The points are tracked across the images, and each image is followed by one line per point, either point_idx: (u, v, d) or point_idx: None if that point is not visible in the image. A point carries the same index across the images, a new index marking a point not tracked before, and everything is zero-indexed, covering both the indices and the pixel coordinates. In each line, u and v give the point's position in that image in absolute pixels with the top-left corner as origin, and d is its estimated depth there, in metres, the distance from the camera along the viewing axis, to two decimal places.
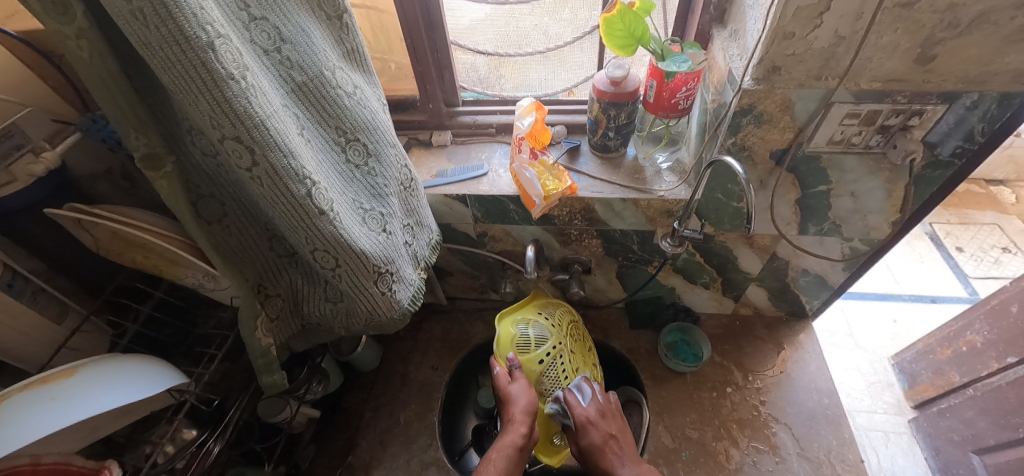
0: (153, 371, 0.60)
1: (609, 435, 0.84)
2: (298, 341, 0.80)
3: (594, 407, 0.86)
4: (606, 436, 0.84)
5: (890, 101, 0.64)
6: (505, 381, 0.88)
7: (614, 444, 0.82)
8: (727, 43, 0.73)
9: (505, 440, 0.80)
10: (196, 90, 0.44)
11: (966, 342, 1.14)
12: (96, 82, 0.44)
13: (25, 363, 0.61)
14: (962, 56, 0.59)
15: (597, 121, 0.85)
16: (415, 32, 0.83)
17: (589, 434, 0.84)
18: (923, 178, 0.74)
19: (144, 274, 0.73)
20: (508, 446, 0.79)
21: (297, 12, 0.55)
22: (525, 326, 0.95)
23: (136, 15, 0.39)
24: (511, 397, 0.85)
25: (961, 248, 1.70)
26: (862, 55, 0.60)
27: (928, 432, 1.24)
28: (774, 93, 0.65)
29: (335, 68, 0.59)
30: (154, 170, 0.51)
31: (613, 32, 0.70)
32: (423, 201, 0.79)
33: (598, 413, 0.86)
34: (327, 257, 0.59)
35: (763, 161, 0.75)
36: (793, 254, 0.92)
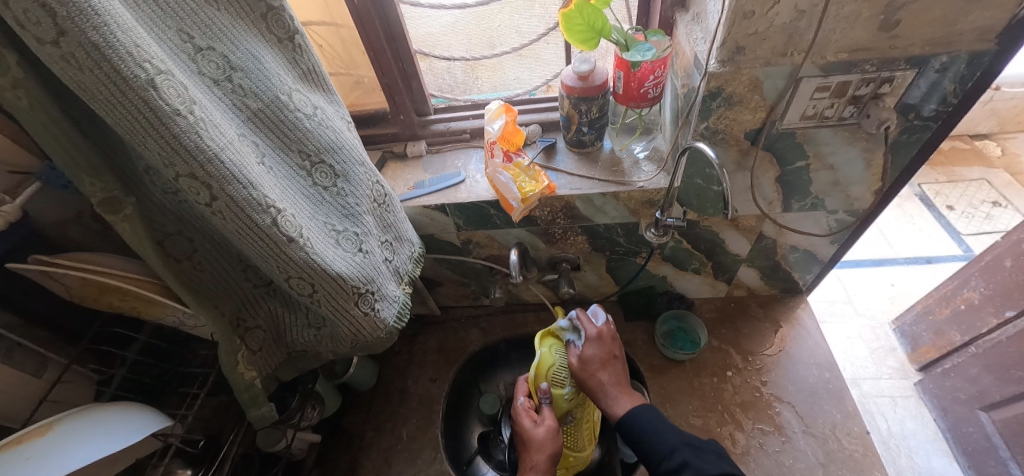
0: (134, 420, 0.60)
1: (609, 354, 0.83)
2: (286, 370, 0.79)
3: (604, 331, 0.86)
4: (608, 355, 0.83)
5: (858, 71, 0.63)
6: (530, 423, 0.84)
7: (614, 394, 0.79)
8: (691, 27, 0.72)
9: None
10: (141, 129, 0.42)
11: (963, 299, 1.14)
12: (39, 131, 0.42)
13: (9, 421, 0.60)
14: (925, 18, 0.58)
15: (569, 117, 0.83)
16: (377, 44, 0.82)
17: (592, 347, 0.83)
18: (900, 144, 0.73)
19: (123, 317, 0.72)
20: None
21: (246, 37, 0.54)
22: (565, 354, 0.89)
23: (70, 60, 0.38)
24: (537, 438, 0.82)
25: (951, 206, 1.69)
26: (826, 27, 0.59)
27: (934, 393, 1.24)
28: (741, 73, 0.64)
29: (292, 90, 0.58)
30: (114, 214, 0.49)
31: (573, 27, 0.69)
32: (400, 216, 0.78)
33: (607, 334, 0.86)
34: (302, 283, 0.58)
35: (738, 142, 0.74)
36: (779, 232, 0.92)
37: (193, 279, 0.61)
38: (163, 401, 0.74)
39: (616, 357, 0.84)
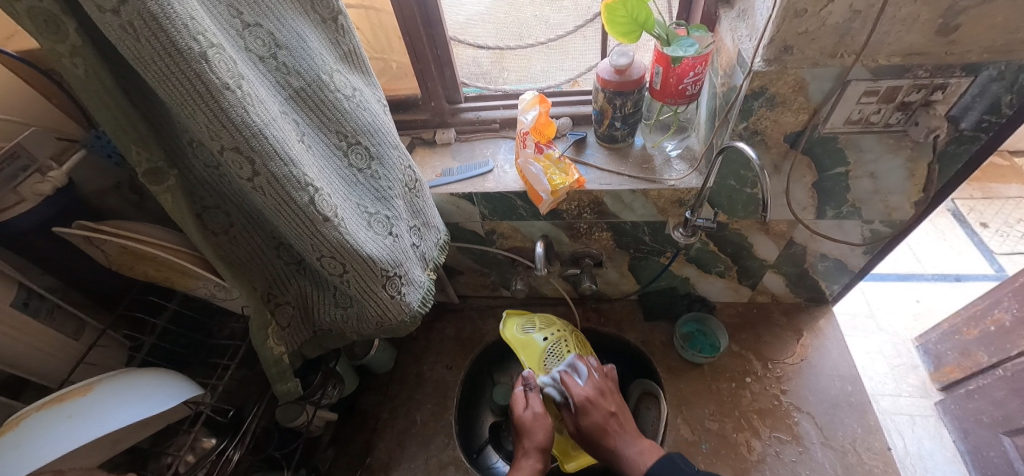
0: (169, 385, 0.62)
1: (605, 410, 0.87)
2: (310, 347, 0.80)
3: (592, 385, 0.89)
4: (604, 414, 0.86)
5: (910, 76, 0.61)
6: (521, 407, 0.90)
7: (631, 450, 0.83)
8: (736, 23, 0.70)
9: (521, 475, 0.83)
10: (191, 101, 0.43)
11: (994, 320, 1.10)
12: (93, 98, 0.43)
13: (47, 379, 0.62)
14: (987, 23, 0.55)
15: (603, 111, 0.83)
16: (414, 29, 0.82)
17: (587, 417, 0.87)
18: (946, 154, 0.71)
19: (157, 286, 0.73)
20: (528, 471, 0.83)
21: (292, 15, 0.54)
22: (529, 323, 0.99)
23: (127, 29, 0.39)
24: (526, 419, 0.88)
25: (986, 224, 1.64)
26: (880, 29, 0.57)
27: (956, 415, 1.21)
28: (786, 73, 0.62)
29: (332, 71, 0.58)
30: (158, 184, 0.50)
31: (616, 18, 0.68)
32: (429, 202, 0.78)
33: (596, 393, 0.89)
34: (333, 263, 0.59)
35: (776, 144, 0.73)
36: (810, 239, 0.90)
37: (228, 253, 0.62)
38: (190, 370, 0.76)
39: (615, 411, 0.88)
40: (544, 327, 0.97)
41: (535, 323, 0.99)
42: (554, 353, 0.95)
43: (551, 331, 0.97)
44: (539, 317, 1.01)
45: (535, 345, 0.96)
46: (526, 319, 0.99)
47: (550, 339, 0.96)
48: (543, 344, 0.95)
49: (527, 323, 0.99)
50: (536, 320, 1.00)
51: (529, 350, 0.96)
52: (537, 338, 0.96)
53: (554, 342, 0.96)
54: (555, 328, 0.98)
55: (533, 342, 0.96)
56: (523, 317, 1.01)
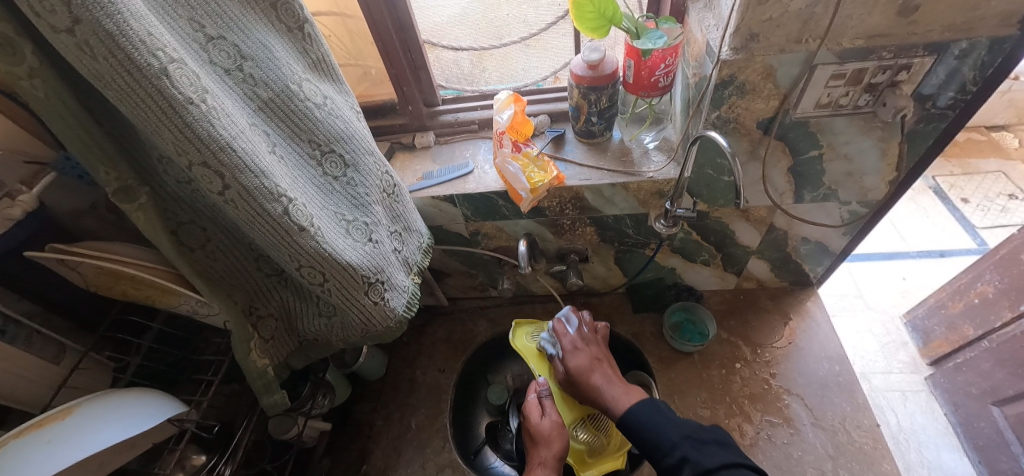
0: (150, 404, 0.61)
1: (591, 358, 0.86)
2: (297, 358, 0.80)
3: (581, 335, 0.90)
4: (591, 360, 0.86)
5: (875, 58, 0.62)
6: (537, 416, 0.91)
7: (614, 392, 0.80)
8: (703, 14, 0.71)
9: None
10: (155, 117, 0.43)
11: (977, 293, 1.12)
12: (55, 119, 0.43)
13: (29, 406, 0.61)
14: (945, 2, 0.56)
15: (578, 107, 0.83)
16: (385, 34, 0.82)
17: (574, 358, 0.86)
18: (917, 133, 0.72)
19: (138, 306, 0.72)
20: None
21: (257, 26, 0.54)
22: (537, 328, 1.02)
23: (84, 48, 0.38)
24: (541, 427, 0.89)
25: (966, 199, 1.67)
26: (842, 12, 0.58)
27: (946, 388, 1.23)
28: (754, 61, 0.63)
29: (302, 80, 0.58)
30: (129, 203, 0.50)
31: (584, 14, 0.68)
32: (409, 206, 0.78)
33: (582, 339, 0.89)
34: (313, 273, 0.59)
35: (750, 131, 0.73)
36: (791, 223, 0.91)
37: (206, 268, 0.62)
38: (177, 388, 0.76)
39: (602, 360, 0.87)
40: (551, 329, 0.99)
41: (537, 330, 1.00)
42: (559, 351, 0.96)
43: None
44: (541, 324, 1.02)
45: (540, 350, 0.97)
46: (532, 324, 1.02)
47: None
48: (547, 348, 0.96)
49: (529, 332, 1.00)
50: (538, 327, 1.01)
51: (535, 358, 0.96)
52: (542, 345, 0.97)
53: None
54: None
55: (538, 349, 0.97)
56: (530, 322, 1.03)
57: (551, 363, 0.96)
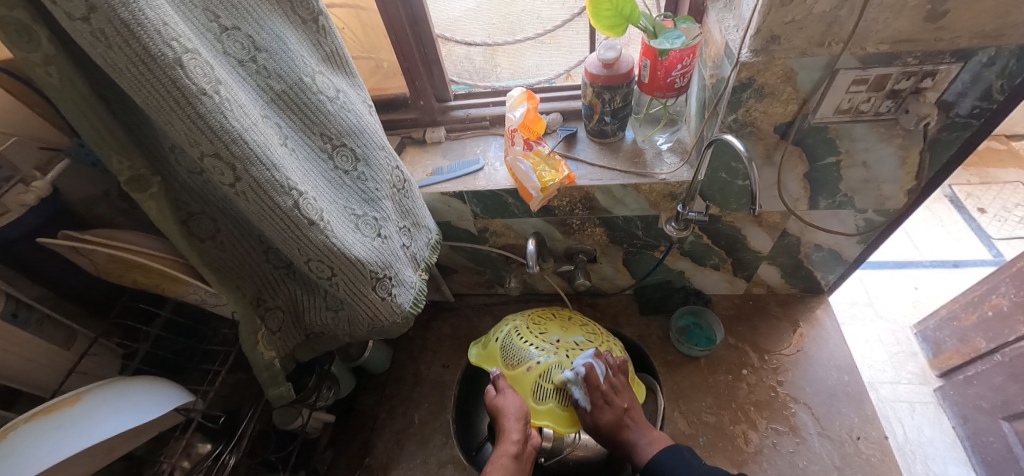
0: (158, 393, 0.61)
1: (625, 410, 0.85)
2: (303, 351, 0.80)
3: (611, 383, 0.86)
4: (622, 414, 0.85)
5: (899, 63, 0.60)
6: (493, 394, 0.89)
7: (643, 440, 0.85)
8: (723, 14, 0.70)
9: (500, 450, 0.83)
10: (168, 108, 0.42)
11: (992, 306, 1.10)
12: (69, 107, 0.43)
13: (39, 389, 0.62)
14: (975, 8, 0.54)
15: (592, 106, 0.82)
16: (399, 27, 0.81)
17: (605, 414, 0.84)
18: (938, 141, 0.70)
19: (148, 293, 0.73)
20: (503, 456, 0.82)
21: (272, 17, 0.54)
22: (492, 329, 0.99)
23: (99, 37, 0.38)
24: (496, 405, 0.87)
25: (984, 209, 1.63)
26: (867, 16, 0.56)
27: (956, 401, 1.21)
28: (774, 64, 0.62)
29: (315, 72, 0.58)
30: (141, 192, 0.50)
31: (601, 12, 0.67)
32: (419, 202, 0.78)
33: (615, 384, 0.87)
34: (321, 267, 0.59)
35: (767, 135, 0.72)
36: (804, 230, 0.89)
37: (216, 259, 0.62)
38: (184, 376, 0.76)
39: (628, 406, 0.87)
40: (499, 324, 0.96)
41: (492, 328, 0.98)
42: (507, 342, 0.92)
43: (505, 325, 0.95)
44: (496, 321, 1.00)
45: (494, 345, 0.94)
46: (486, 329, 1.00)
47: (501, 334, 0.94)
48: (498, 341, 0.93)
49: (485, 336, 0.99)
50: (494, 325, 0.99)
51: (490, 355, 0.95)
52: (493, 340, 0.95)
53: (506, 333, 0.94)
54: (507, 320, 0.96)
55: (492, 345, 0.95)
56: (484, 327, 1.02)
57: (504, 353, 0.92)
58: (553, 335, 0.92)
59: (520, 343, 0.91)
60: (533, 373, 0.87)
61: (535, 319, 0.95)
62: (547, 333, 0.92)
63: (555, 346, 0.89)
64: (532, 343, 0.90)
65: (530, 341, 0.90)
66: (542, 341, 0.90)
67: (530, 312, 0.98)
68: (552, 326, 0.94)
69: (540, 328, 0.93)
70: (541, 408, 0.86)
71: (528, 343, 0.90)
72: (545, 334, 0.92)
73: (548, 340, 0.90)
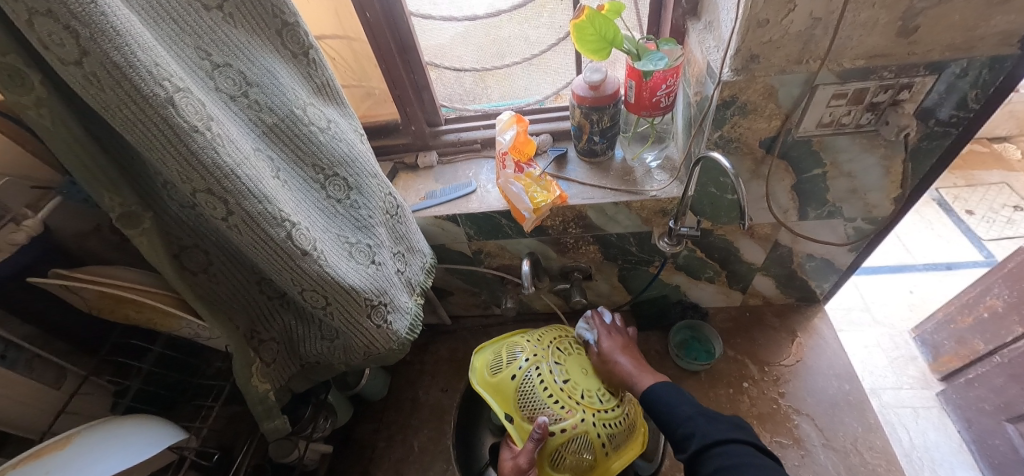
0: (150, 431, 0.60)
1: (625, 344, 0.89)
2: (299, 382, 0.79)
3: (613, 324, 0.94)
4: (623, 344, 0.90)
5: (876, 78, 0.62)
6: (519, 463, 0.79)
7: (634, 367, 0.84)
8: (703, 35, 0.72)
9: None
10: (159, 145, 0.43)
11: (986, 307, 1.11)
12: (60, 147, 0.43)
13: (28, 431, 0.60)
14: (945, 23, 0.57)
15: (580, 127, 0.83)
16: (388, 56, 0.83)
17: (608, 339, 0.90)
18: (920, 150, 0.72)
19: (140, 329, 0.72)
20: None
21: (262, 53, 0.55)
22: (507, 351, 0.92)
23: (91, 79, 0.39)
24: (511, 466, 0.79)
25: (971, 211, 1.66)
26: (842, 34, 0.58)
27: (958, 404, 1.21)
28: (755, 82, 0.63)
29: (306, 104, 0.58)
30: (133, 228, 0.50)
31: (585, 37, 0.69)
32: (412, 227, 0.78)
33: (618, 328, 0.94)
34: (315, 296, 0.58)
35: (753, 150, 0.73)
36: (795, 241, 0.90)
37: (208, 291, 0.61)
38: (178, 411, 0.75)
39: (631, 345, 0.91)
40: (519, 357, 0.88)
41: (506, 358, 0.90)
42: (528, 387, 0.85)
43: (525, 358, 0.88)
44: (508, 346, 0.92)
45: (508, 385, 0.87)
46: (498, 353, 0.93)
47: (520, 374, 0.86)
48: (515, 381, 0.86)
49: (496, 361, 0.92)
50: (507, 351, 0.92)
51: (504, 394, 0.87)
52: (508, 374, 0.88)
53: (525, 377, 0.86)
54: (526, 355, 0.88)
55: (506, 382, 0.87)
56: (498, 347, 0.94)
57: (520, 401, 0.85)
58: (574, 386, 0.85)
59: (545, 400, 0.83)
60: (557, 439, 0.81)
61: (556, 356, 0.89)
62: (570, 384, 0.85)
63: (579, 404, 0.83)
64: (554, 398, 0.83)
65: (558, 398, 0.83)
66: (563, 396, 0.83)
67: (551, 347, 0.90)
68: (574, 373, 0.88)
69: (562, 375, 0.86)
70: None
71: (554, 403, 0.82)
72: (569, 387, 0.84)
73: (572, 396, 0.84)
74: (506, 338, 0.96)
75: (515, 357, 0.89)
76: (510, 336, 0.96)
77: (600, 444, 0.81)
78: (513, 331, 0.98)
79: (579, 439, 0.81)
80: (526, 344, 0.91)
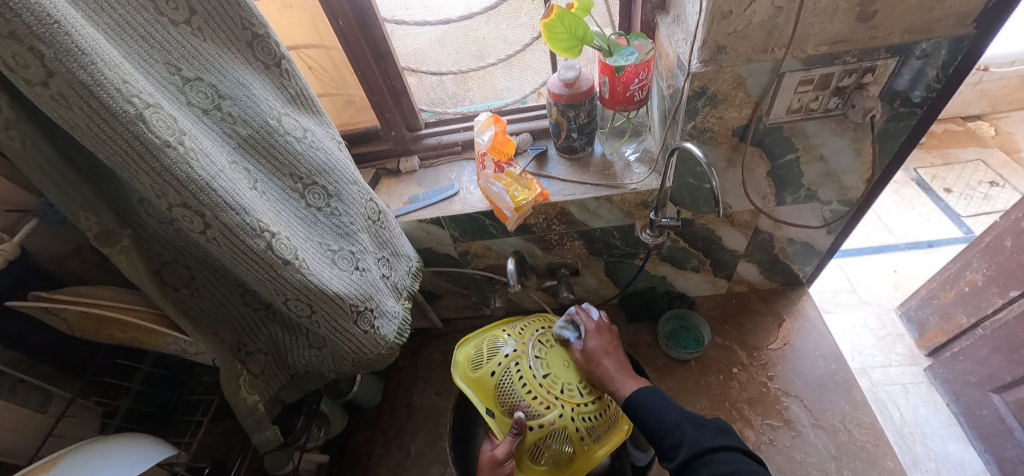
0: (140, 450, 0.60)
1: (612, 344, 0.86)
2: (289, 392, 0.79)
3: (601, 322, 0.89)
4: (610, 345, 0.86)
5: (840, 62, 0.63)
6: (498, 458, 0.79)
7: (619, 376, 0.80)
8: (672, 28, 0.73)
9: None
10: (132, 162, 0.43)
11: (967, 282, 1.13)
12: (33, 169, 0.43)
13: (15, 457, 0.59)
14: (902, 7, 0.58)
15: (558, 124, 0.84)
16: (364, 63, 0.83)
17: (594, 339, 0.86)
18: (888, 131, 0.74)
19: (126, 348, 0.72)
20: None
21: (234, 65, 0.55)
22: (488, 344, 0.92)
23: (59, 99, 0.39)
24: (489, 461, 0.80)
25: (949, 189, 1.69)
26: (804, 21, 0.59)
27: (945, 378, 1.23)
28: (723, 72, 0.64)
29: (281, 115, 0.59)
30: (111, 246, 0.50)
31: (556, 36, 0.70)
32: (396, 232, 0.79)
33: (606, 326, 0.89)
34: (300, 305, 0.59)
35: (727, 139, 0.75)
36: (775, 226, 0.92)
37: (192, 306, 0.61)
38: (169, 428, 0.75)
39: (617, 346, 0.87)
40: (500, 350, 0.89)
41: (487, 352, 0.91)
42: (506, 381, 0.86)
43: (505, 353, 0.89)
44: (489, 340, 0.93)
45: (487, 379, 0.88)
46: (479, 347, 0.93)
47: (498, 370, 0.87)
48: (495, 377, 0.87)
49: (476, 356, 0.92)
50: (488, 345, 0.92)
51: (483, 388, 0.88)
52: (488, 370, 0.89)
53: (504, 371, 0.87)
54: (506, 350, 0.89)
55: (485, 377, 0.88)
56: (481, 340, 0.95)
57: (499, 395, 0.86)
58: (555, 382, 0.85)
59: (524, 395, 0.84)
60: (536, 434, 0.81)
61: (536, 350, 0.89)
62: (551, 379, 0.86)
63: (559, 400, 0.84)
64: (534, 394, 0.84)
65: (536, 393, 0.83)
66: (544, 391, 0.84)
67: (531, 340, 0.90)
68: (556, 367, 0.88)
69: (544, 370, 0.86)
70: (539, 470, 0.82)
71: (534, 399, 0.83)
72: (548, 382, 0.85)
73: (552, 391, 0.84)
74: (489, 329, 0.97)
75: (496, 351, 0.90)
76: (494, 327, 0.96)
77: (579, 437, 0.82)
78: (497, 322, 0.98)
79: (558, 433, 0.82)
80: (507, 337, 0.91)
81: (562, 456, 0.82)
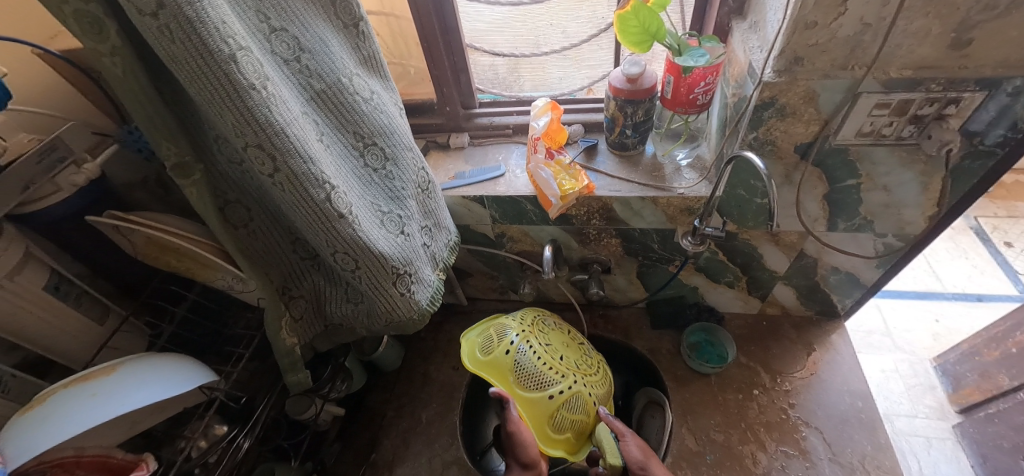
0: (187, 370, 0.64)
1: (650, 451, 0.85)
2: (321, 341, 0.83)
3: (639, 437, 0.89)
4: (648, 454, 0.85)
5: (922, 89, 0.61)
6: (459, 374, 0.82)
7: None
8: (747, 35, 0.71)
9: None
10: (219, 99, 0.45)
11: (1016, 343, 1.07)
12: (129, 96, 0.46)
13: (71, 361, 0.64)
14: (1000, 38, 0.55)
15: (614, 119, 0.84)
16: (431, 36, 0.84)
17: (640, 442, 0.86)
18: (962, 170, 0.70)
19: (177, 277, 0.76)
20: None
21: (316, 21, 0.57)
22: None
23: (165, 31, 0.41)
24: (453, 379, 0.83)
25: (1010, 243, 1.60)
26: (891, 42, 0.57)
27: (974, 439, 1.17)
28: (796, 84, 0.63)
29: (352, 74, 0.61)
30: (185, 178, 0.53)
31: (628, 29, 0.69)
32: (441, 204, 0.80)
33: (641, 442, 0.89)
34: (346, 259, 0.61)
35: (787, 155, 0.73)
36: (821, 252, 0.89)
37: (247, 245, 0.64)
38: (206, 358, 0.79)
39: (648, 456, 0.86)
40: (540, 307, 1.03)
41: None
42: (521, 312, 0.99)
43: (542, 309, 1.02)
44: None
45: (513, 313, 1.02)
46: None
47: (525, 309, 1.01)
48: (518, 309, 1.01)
49: None
50: None
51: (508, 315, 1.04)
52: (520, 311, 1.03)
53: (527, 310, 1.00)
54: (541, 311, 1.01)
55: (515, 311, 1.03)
56: None
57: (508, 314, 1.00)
58: (541, 332, 0.92)
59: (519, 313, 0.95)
60: (497, 320, 0.94)
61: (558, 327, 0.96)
62: (540, 329, 0.92)
63: (528, 331, 0.90)
64: (523, 319, 0.93)
65: (526, 318, 0.94)
66: (528, 324, 0.92)
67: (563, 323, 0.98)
68: (551, 339, 0.92)
69: (544, 327, 0.93)
70: (475, 335, 0.93)
71: (521, 317, 0.94)
72: (538, 327, 0.92)
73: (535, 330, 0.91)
74: None
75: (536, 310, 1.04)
76: None
77: (509, 343, 0.87)
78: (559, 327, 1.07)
79: (504, 331, 0.90)
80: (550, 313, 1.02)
81: (489, 341, 0.90)
